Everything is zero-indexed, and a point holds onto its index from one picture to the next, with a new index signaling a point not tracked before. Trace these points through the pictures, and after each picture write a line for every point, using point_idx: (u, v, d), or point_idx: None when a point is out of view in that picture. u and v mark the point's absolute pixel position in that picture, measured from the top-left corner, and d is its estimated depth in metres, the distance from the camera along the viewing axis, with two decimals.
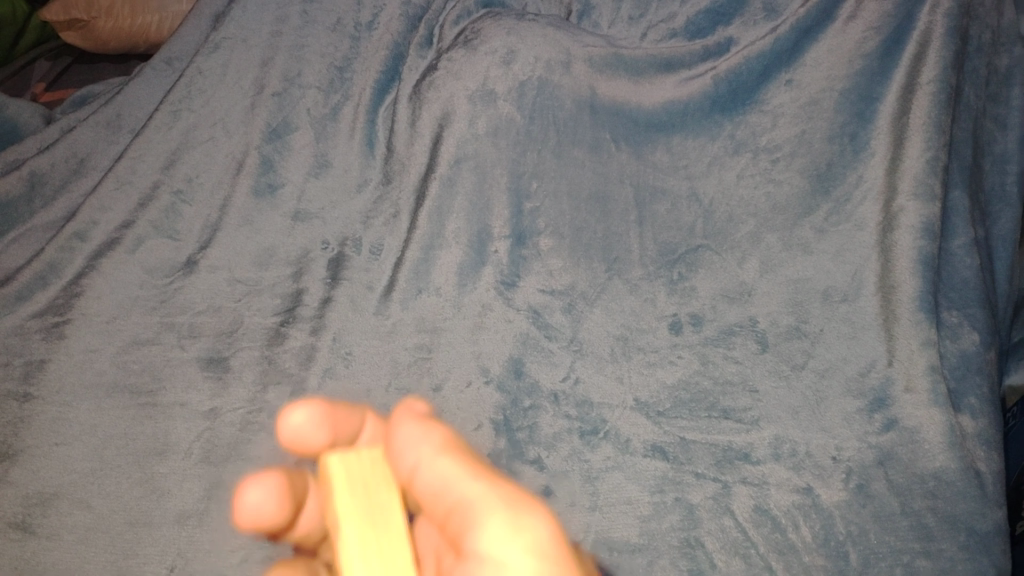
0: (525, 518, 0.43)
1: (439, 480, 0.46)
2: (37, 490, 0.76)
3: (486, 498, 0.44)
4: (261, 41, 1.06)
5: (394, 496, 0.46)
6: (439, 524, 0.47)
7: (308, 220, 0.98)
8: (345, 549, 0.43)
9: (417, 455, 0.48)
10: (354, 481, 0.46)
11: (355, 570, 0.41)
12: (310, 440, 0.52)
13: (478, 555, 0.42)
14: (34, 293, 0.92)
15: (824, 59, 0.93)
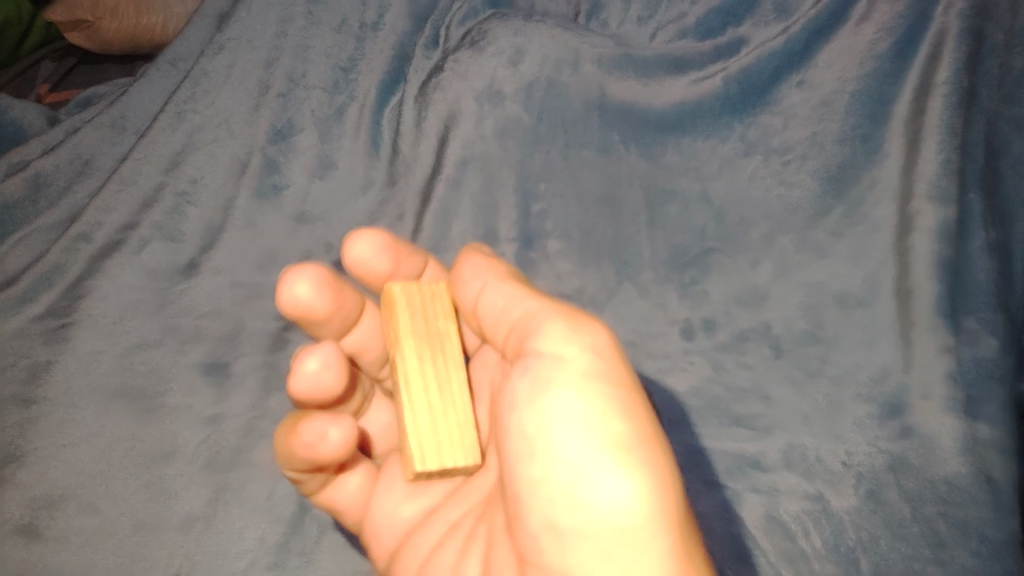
0: (580, 328, 0.56)
1: (501, 303, 0.62)
2: (44, 492, 0.75)
3: (548, 312, 0.58)
4: (266, 41, 1.04)
5: (449, 320, 0.68)
6: (502, 335, 0.62)
7: (312, 222, 0.95)
8: (403, 356, 0.66)
9: (482, 284, 0.65)
10: (414, 310, 0.67)
11: (404, 375, 0.65)
12: (373, 263, 0.74)
13: (538, 351, 0.56)
14: (38, 295, 0.91)
15: (836, 60, 0.92)
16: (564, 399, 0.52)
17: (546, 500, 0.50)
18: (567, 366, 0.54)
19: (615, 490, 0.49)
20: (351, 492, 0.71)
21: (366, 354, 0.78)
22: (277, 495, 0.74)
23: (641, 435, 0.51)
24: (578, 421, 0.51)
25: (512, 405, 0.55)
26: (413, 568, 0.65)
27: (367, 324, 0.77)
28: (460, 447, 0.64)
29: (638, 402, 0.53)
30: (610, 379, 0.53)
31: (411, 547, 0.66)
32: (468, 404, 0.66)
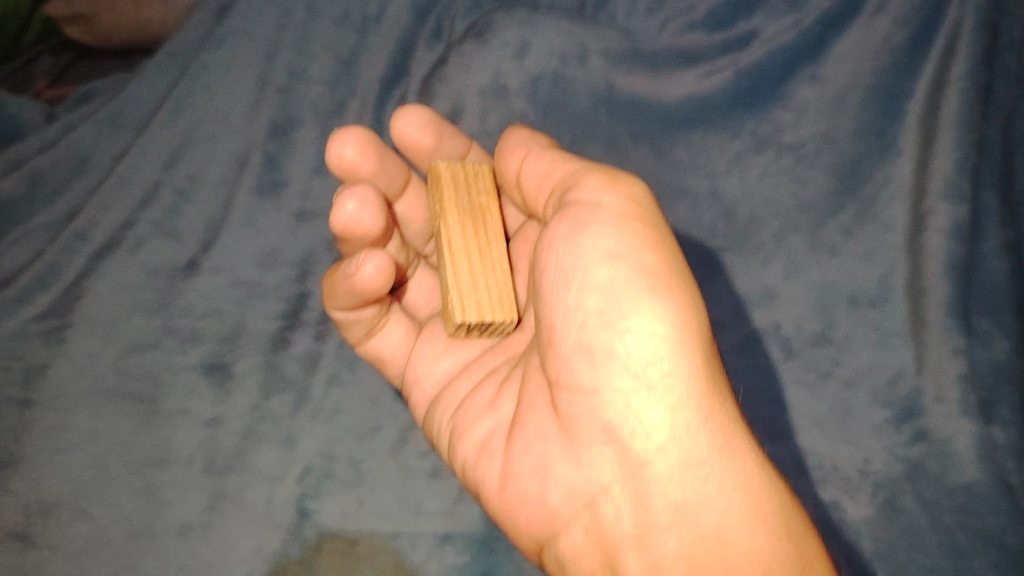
0: (619, 183, 0.67)
1: (539, 171, 0.75)
2: (37, 499, 0.74)
3: (590, 172, 0.69)
4: (266, 33, 1.01)
5: (489, 198, 0.81)
6: (536, 195, 0.76)
7: (313, 219, 0.94)
8: (447, 218, 0.78)
9: (523, 153, 0.77)
10: (458, 184, 0.80)
11: (446, 233, 0.77)
12: (418, 138, 0.87)
13: (577, 203, 0.67)
14: (34, 296, 0.89)
15: (848, 54, 0.90)
16: (603, 244, 0.64)
17: (583, 321, 0.63)
18: (603, 214, 0.65)
19: (644, 321, 0.61)
20: (394, 343, 0.82)
21: (411, 223, 0.90)
22: (277, 499, 0.74)
23: (665, 270, 0.63)
24: (612, 256, 0.63)
25: (553, 245, 0.67)
26: (450, 408, 0.77)
27: (411, 196, 0.90)
28: (498, 307, 0.75)
29: (664, 245, 0.65)
30: (640, 225, 0.65)
31: (448, 394, 0.79)
32: (504, 269, 0.77)
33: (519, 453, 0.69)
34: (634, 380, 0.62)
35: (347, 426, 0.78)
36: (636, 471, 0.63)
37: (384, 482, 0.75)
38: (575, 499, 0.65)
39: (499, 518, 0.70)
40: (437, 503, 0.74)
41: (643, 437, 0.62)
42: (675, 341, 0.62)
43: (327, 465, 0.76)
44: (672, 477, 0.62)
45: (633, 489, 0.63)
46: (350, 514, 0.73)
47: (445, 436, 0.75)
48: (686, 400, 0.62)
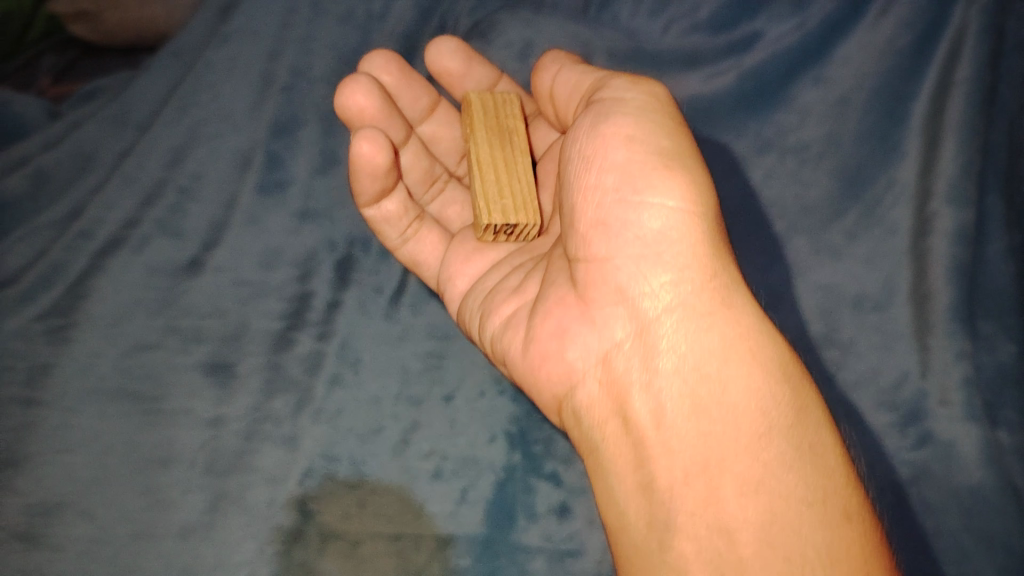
0: (642, 84, 0.76)
1: (568, 81, 0.85)
2: (40, 499, 0.74)
3: (616, 77, 0.78)
4: (269, 32, 1.01)
5: (517, 120, 0.91)
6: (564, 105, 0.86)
7: (316, 219, 0.93)
8: (474, 135, 0.88)
9: (551, 73, 0.88)
10: (487, 107, 0.90)
11: (473, 146, 0.87)
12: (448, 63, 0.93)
13: (603, 98, 0.76)
14: (37, 295, 0.88)
15: (853, 56, 0.90)
16: (624, 124, 0.72)
17: (603, 196, 0.72)
18: (626, 101, 0.74)
19: (658, 189, 0.69)
20: (429, 247, 0.90)
21: (441, 142, 1.00)
22: (279, 500, 0.74)
23: (680, 150, 0.72)
24: (630, 141, 0.71)
25: (579, 136, 0.76)
26: (479, 294, 0.85)
27: (440, 116, 0.99)
28: (523, 211, 0.84)
29: (680, 130, 0.74)
30: (659, 115, 0.74)
31: (478, 286, 0.86)
32: (529, 180, 0.87)
33: (541, 322, 0.76)
34: (646, 245, 0.70)
35: (349, 427, 0.78)
36: (647, 327, 0.70)
37: (387, 482, 0.75)
38: (591, 355, 0.72)
39: (525, 382, 0.77)
40: (439, 505, 0.74)
41: (653, 297, 0.70)
42: (683, 211, 0.70)
43: (329, 466, 0.76)
44: (678, 329, 0.69)
45: (642, 343, 0.70)
46: (350, 515, 0.73)
47: (475, 320, 0.83)
48: (689, 263, 0.70)
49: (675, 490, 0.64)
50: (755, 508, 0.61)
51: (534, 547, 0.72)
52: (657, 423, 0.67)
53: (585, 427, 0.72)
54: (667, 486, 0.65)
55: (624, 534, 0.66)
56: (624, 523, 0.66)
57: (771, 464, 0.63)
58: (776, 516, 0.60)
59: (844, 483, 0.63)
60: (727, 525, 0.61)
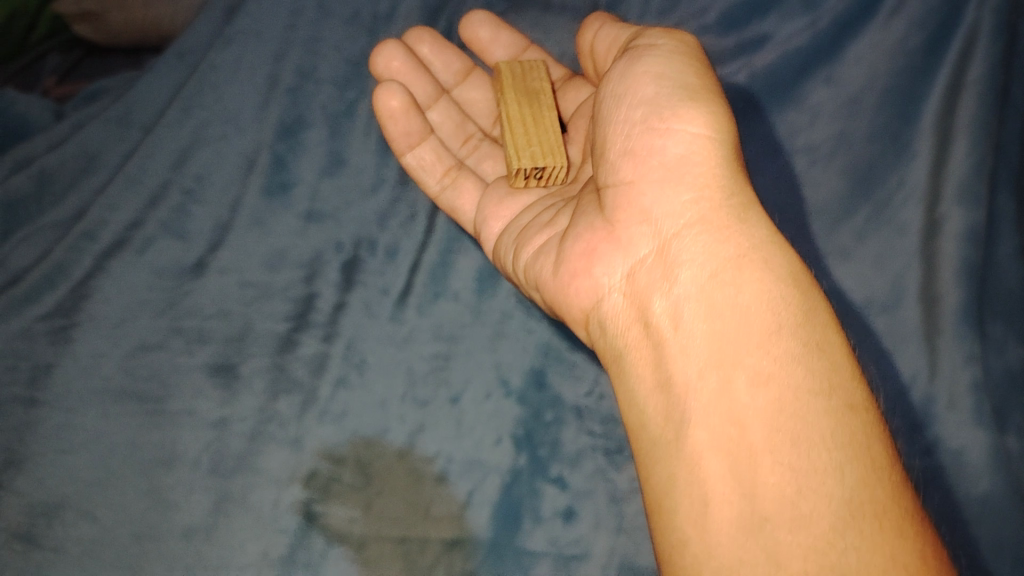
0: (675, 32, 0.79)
1: (602, 45, 0.87)
2: (42, 500, 0.74)
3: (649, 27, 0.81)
4: (275, 34, 1.00)
5: (545, 83, 0.94)
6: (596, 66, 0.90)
7: (322, 220, 0.93)
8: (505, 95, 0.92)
9: (582, 40, 0.92)
10: (516, 71, 0.94)
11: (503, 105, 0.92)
12: (480, 33, 1.02)
13: (635, 44, 0.79)
14: (41, 295, 0.88)
15: (865, 56, 0.88)
16: (653, 62, 0.75)
17: (631, 129, 0.75)
18: (656, 44, 0.77)
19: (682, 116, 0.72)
20: (467, 195, 0.96)
21: (476, 105, 1.06)
22: (284, 502, 0.73)
23: (706, 86, 0.74)
24: (660, 80, 0.74)
25: (612, 79, 0.79)
26: (514, 234, 0.88)
27: (475, 82, 1.06)
28: (552, 155, 0.87)
29: (708, 69, 0.76)
30: (688, 55, 0.76)
31: (513, 224, 0.89)
32: (557, 131, 0.90)
33: (571, 245, 0.78)
34: (669, 169, 0.73)
35: (355, 428, 0.78)
36: (668, 243, 0.72)
37: (393, 484, 0.74)
38: (617, 273, 0.74)
39: (556, 302, 0.79)
40: (445, 508, 0.73)
41: (675, 215, 0.72)
42: (708, 139, 0.73)
43: (334, 469, 0.75)
44: (698, 241, 0.70)
45: (664, 257, 0.71)
46: (357, 518, 0.73)
47: (510, 254, 0.86)
48: (709, 184, 0.72)
49: (692, 385, 0.65)
50: (766, 398, 0.62)
51: (539, 551, 0.72)
52: (676, 325, 0.68)
53: (611, 338, 0.74)
54: (682, 383, 0.66)
55: (641, 428, 0.67)
56: (642, 421, 0.68)
57: (783, 359, 0.63)
58: (787, 406, 0.61)
59: (858, 384, 0.62)
60: (739, 414, 0.62)
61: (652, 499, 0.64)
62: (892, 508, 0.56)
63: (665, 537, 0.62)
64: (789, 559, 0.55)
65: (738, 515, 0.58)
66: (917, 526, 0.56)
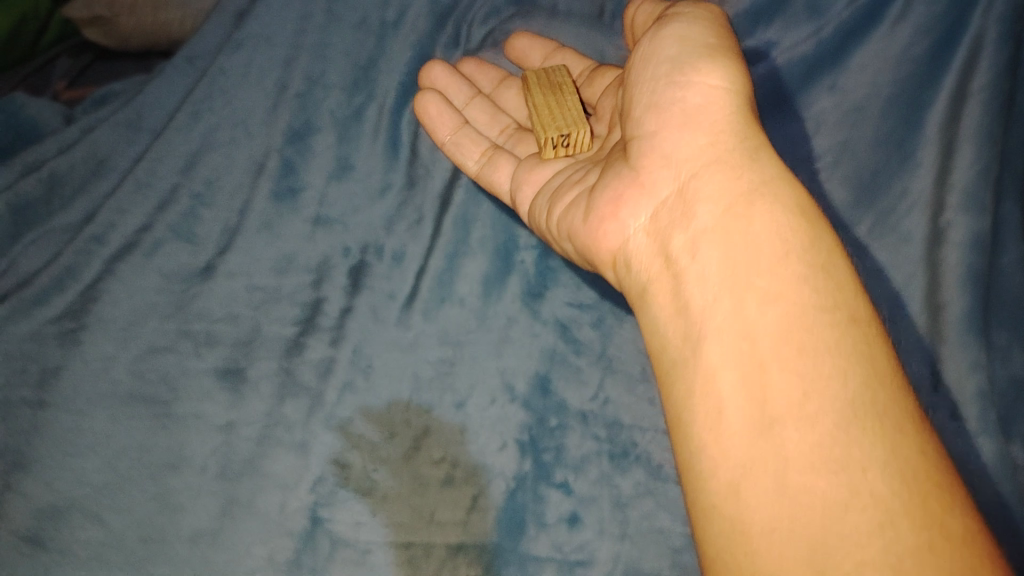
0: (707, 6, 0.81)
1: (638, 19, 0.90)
2: (49, 503, 0.74)
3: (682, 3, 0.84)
4: (285, 40, 1.01)
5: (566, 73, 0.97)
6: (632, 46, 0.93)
7: (329, 225, 0.93)
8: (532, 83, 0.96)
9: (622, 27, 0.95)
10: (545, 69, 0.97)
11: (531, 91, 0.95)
12: (520, 45, 1.04)
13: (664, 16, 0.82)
14: (50, 297, 0.89)
15: (869, 64, 0.89)
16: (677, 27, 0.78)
17: (655, 87, 0.77)
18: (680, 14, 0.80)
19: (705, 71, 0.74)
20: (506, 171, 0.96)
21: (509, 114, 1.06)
22: (290, 506, 0.74)
23: (728, 47, 0.76)
24: (683, 41, 0.77)
25: (642, 49, 0.81)
26: (544, 197, 0.88)
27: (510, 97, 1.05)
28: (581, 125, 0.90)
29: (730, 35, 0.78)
30: (714, 21, 0.79)
31: (546, 187, 0.90)
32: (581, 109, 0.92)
33: (600, 195, 0.78)
34: (688, 119, 0.74)
35: (360, 433, 0.78)
36: (687, 183, 0.72)
37: (398, 489, 0.75)
38: (641, 216, 0.74)
39: (588, 251, 0.79)
40: (449, 513, 0.73)
41: (693, 155, 0.72)
42: (725, 91, 0.74)
43: (340, 474, 0.75)
44: (713, 179, 0.70)
45: (682, 195, 0.71)
46: (362, 524, 0.73)
47: (543, 213, 0.86)
48: (727, 128, 0.73)
49: (706, 308, 0.65)
50: (777, 315, 0.61)
51: (544, 557, 0.71)
52: (692, 252, 0.68)
53: (635, 277, 0.74)
54: (699, 306, 0.65)
55: (661, 352, 0.67)
56: (662, 347, 0.68)
57: (793, 279, 0.62)
58: (796, 320, 0.60)
59: (859, 296, 0.62)
60: (750, 329, 0.61)
61: (671, 418, 0.64)
62: (901, 418, 0.55)
63: (683, 451, 0.61)
64: (795, 457, 0.54)
65: (751, 421, 0.57)
66: (920, 432, 0.55)
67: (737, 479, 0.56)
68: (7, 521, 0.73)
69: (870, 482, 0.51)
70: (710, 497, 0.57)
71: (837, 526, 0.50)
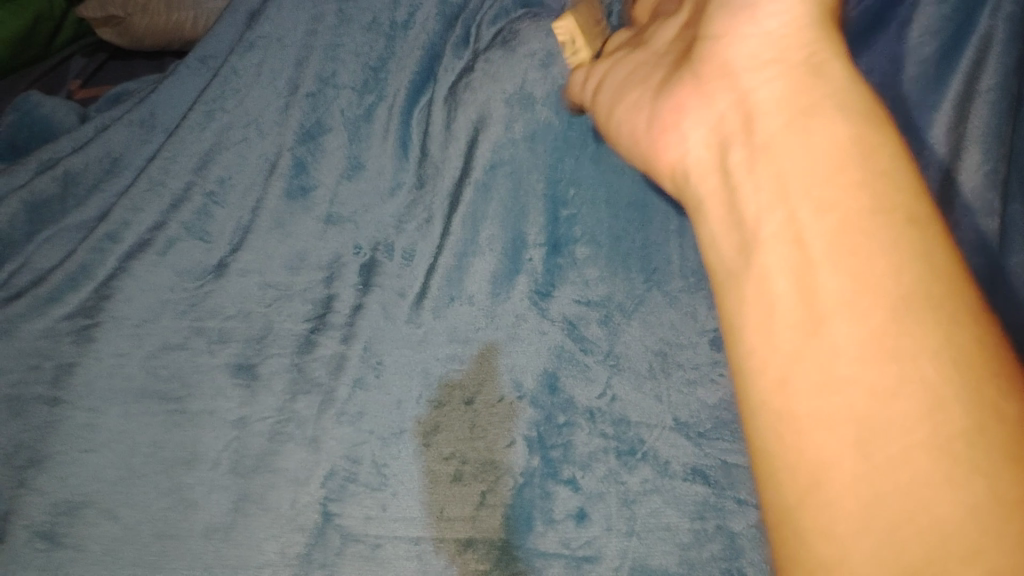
0: None
1: None
2: (64, 498, 0.74)
3: None
4: (296, 40, 1.03)
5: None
6: None
7: (341, 223, 0.97)
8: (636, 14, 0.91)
9: None
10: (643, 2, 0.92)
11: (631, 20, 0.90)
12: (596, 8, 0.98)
13: None
14: (65, 295, 0.90)
15: (876, 62, 0.83)
16: None
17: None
18: None
19: None
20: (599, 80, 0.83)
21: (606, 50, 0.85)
22: (301, 501, 0.74)
23: None
24: None
25: None
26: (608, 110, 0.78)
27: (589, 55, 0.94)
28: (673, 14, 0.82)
29: None
30: None
31: (613, 94, 0.78)
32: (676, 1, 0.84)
33: (664, 100, 0.68)
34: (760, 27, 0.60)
35: (370, 429, 0.79)
36: (748, 95, 0.59)
37: (407, 485, 0.75)
38: (702, 130, 0.63)
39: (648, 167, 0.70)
40: (458, 509, 0.74)
41: (756, 61, 0.59)
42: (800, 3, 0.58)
43: (350, 469, 0.76)
44: (772, 85, 0.57)
45: (744, 108, 0.58)
46: (372, 518, 0.73)
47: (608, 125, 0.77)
48: (808, 38, 0.58)
49: (757, 224, 0.54)
50: (836, 234, 0.49)
51: (551, 554, 0.71)
52: (750, 162, 0.56)
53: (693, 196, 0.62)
54: (752, 217, 0.54)
55: (713, 265, 0.57)
56: (715, 250, 0.57)
57: (854, 185, 0.50)
58: (852, 228, 0.48)
59: (938, 236, 0.48)
60: (801, 240, 0.50)
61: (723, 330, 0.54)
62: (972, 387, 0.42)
63: (731, 351, 0.53)
64: (846, 351, 0.45)
65: (793, 326, 0.49)
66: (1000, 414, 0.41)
67: (787, 372, 0.48)
68: (20, 516, 0.73)
69: (913, 400, 0.42)
70: (752, 393, 0.50)
71: (890, 410, 0.43)
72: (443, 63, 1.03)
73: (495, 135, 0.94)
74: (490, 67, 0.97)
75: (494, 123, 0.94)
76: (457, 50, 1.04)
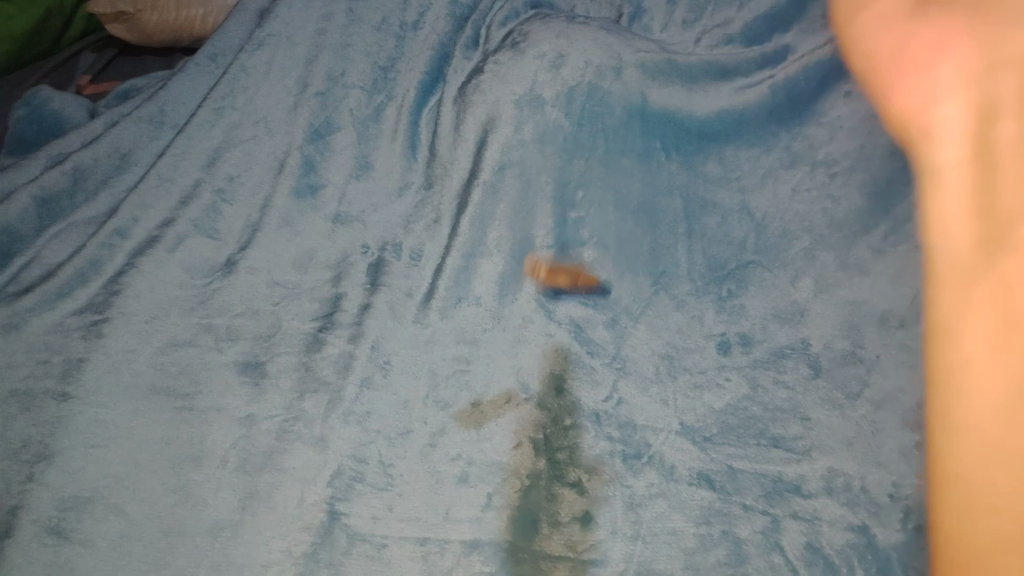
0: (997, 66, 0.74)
1: None
2: (71, 493, 0.73)
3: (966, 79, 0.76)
4: (307, 39, 1.05)
5: None
6: None
7: (348, 222, 0.98)
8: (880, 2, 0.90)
9: None
10: None
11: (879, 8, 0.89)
12: None
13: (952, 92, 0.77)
14: (73, 290, 0.90)
15: None
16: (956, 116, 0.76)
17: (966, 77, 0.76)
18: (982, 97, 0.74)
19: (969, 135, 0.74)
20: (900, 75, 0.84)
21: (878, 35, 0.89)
22: (308, 500, 0.73)
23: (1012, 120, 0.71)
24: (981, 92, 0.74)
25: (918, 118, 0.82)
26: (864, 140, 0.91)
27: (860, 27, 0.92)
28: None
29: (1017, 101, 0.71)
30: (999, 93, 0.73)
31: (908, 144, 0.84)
32: None
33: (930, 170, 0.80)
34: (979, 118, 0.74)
35: (377, 429, 0.79)
36: (975, 226, 0.72)
37: (413, 485, 0.75)
38: (954, 206, 0.76)
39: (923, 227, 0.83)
40: (464, 510, 0.73)
41: (964, 160, 0.74)
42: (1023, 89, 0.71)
43: (357, 468, 0.76)
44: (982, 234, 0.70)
45: (975, 226, 0.72)
46: (378, 518, 0.72)
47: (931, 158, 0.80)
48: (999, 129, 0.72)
49: (967, 429, 0.66)
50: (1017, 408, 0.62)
51: (556, 556, 0.70)
52: (977, 339, 0.68)
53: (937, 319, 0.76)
54: (962, 317, 0.71)
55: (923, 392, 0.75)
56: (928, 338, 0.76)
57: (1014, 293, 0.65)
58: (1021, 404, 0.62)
59: None
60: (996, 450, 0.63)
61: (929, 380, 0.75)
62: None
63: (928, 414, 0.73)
64: (980, 437, 0.64)
65: (969, 460, 0.65)
66: None
67: (962, 404, 0.68)
68: (28, 511, 0.71)
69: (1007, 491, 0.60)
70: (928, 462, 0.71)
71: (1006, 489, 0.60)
72: (453, 64, 1.05)
73: (503, 137, 0.95)
74: (499, 69, 0.98)
75: (503, 124, 0.95)
76: (467, 51, 1.06)
